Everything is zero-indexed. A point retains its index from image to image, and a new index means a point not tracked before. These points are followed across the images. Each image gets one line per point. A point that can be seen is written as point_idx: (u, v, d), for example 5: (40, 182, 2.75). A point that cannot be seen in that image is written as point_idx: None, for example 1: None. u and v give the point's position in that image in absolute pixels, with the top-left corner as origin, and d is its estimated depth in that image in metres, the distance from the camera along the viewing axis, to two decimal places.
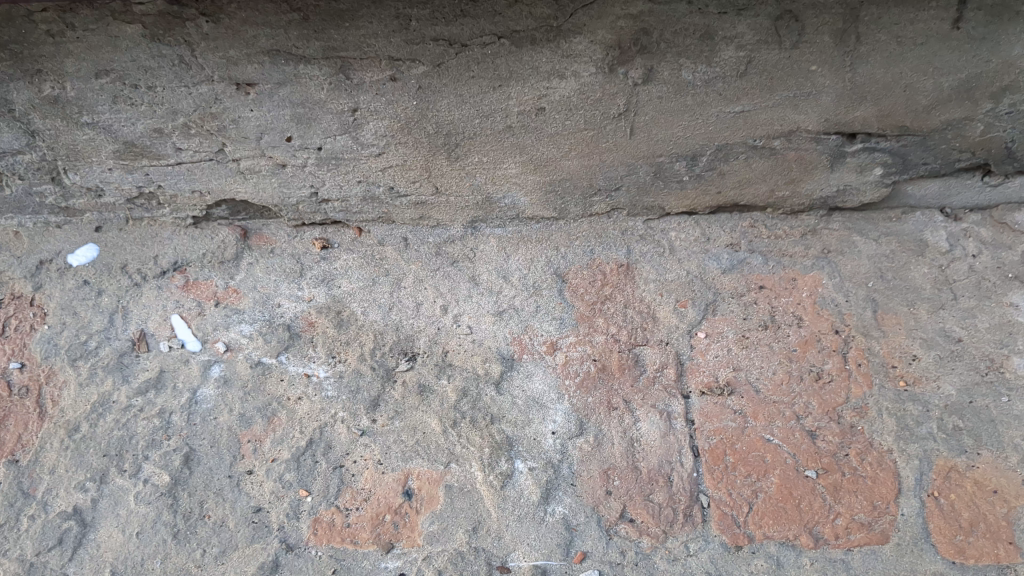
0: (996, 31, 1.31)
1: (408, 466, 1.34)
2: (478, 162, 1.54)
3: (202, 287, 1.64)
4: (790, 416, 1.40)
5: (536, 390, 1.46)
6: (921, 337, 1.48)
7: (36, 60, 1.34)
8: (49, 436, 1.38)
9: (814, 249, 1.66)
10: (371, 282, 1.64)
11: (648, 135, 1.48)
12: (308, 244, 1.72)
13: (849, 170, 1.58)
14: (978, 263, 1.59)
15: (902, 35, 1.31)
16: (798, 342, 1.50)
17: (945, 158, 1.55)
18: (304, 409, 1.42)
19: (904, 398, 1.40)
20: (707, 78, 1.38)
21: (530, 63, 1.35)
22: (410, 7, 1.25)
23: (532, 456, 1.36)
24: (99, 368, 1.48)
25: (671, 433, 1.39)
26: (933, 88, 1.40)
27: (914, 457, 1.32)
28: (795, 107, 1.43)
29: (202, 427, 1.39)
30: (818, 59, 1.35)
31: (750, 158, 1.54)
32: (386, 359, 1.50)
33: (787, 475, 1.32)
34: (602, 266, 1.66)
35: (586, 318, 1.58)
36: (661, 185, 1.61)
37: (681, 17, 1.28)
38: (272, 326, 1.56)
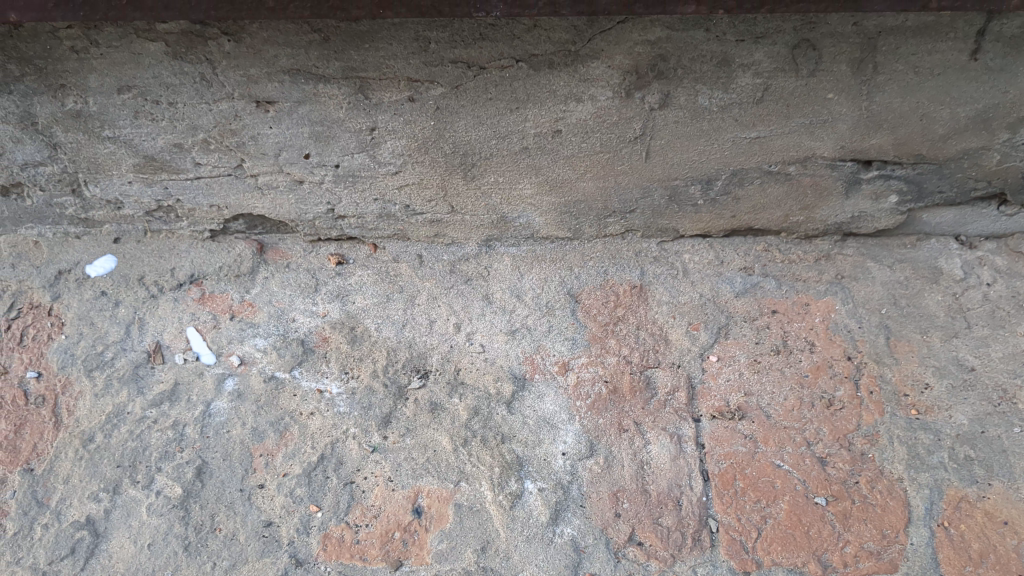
0: (1014, 62, 1.31)
1: (419, 484, 1.35)
2: (494, 182, 1.55)
3: (217, 300, 1.65)
4: (801, 442, 1.40)
5: (547, 411, 1.47)
6: (934, 365, 1.48)
7: (60, 75, 1.36)
8: (64, 446, 1.39)
9: (828, 274, 1.66)
10: (385, 299, 1.65)
11: (663, 159, 1.49)
12: (323, 259, 1.73)
13: (864, 197, 1.58)
14: (993, 292, 1.59)
15: (919, 65, 1.31)
16: (810, 367, 1.50)
17: (961, 187, 1.55)
18: (316, 424, 1.43)
19: (915, 426, 1.39)
20: (723, 104, 1.38)
21: (547, 87, 1.36)
22: (429, 30, 1.27)
23: (542, 477, 1.36)
24: (115, 379, 1.49)
25: (681, 456, 1.39)
26: (950, 117, 1.40)
27: (924, 486, 1.32)
28: (811, 134, 1.43)
29: (215, 440, 1.40)
30: (835, 87, 1.35)
31: (766, 183, 1.55)
32: (399, 376, 1.51)
33: (797, 501, 1.32)
34: (616, 287, 1.67)
35: (598, 338, 1.58)
36: (675, 208, 1.61)
37: (698, 44, 1.28)
38: (286, 340, 1.57)
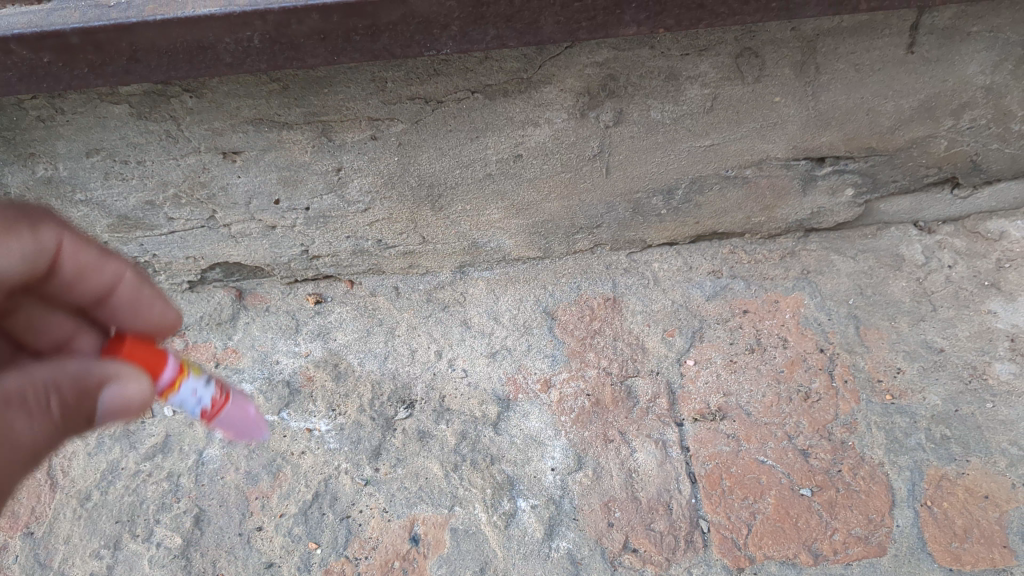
0: (949, 52, 1.36)
1: (413, 512, 1.37)
2: (461, 210, 1.59)
3: (201, 349, 1.68)
4: (782, 436, 1.43)
5: (533, 429, 1.49)
6: (905, 349, 1.52)
7: (28, 144, 1.39)
8: (62, 507, 1.42)
9: (794, 270, 1.69)
10: (365, 332, 1.68)
11: (623, 173, 1.53)
12: (302, 300, 1.76)
13: (821, 192, 1.62)
14: (955, 274, 1.63)
15: (859, 62, 1.36)
16: (785, 362, 1.54)
17: (913, 174, 1.60)
18: (308, 462, 1.46)
19: (891, 411, 1.43)
20: (676, 116, 1.42)
21: (504, 114, 1.39)
22: (385, 70, 1.30)
23: (534, 493, 1.39)
24: (107, 437, 1.52)
25: (668, 460, 1.42)
26: (894, 109, 1.45)
27: (905, 468, 1.36)
28: (763, 137, 1.48)
29: (210, 487, 1.43)
30: (781, 91, 1.39)
31: (724, 188, 1.59)
32: (385, 409, 1.53)
33: (783, 494, 1.35)
34: (590, 301, 1.70)
35: (577, 353, 1.61)
36: (640, 219, 1.65)
37: (645, 62, 1.33)
38: (272, 383, 1.60)
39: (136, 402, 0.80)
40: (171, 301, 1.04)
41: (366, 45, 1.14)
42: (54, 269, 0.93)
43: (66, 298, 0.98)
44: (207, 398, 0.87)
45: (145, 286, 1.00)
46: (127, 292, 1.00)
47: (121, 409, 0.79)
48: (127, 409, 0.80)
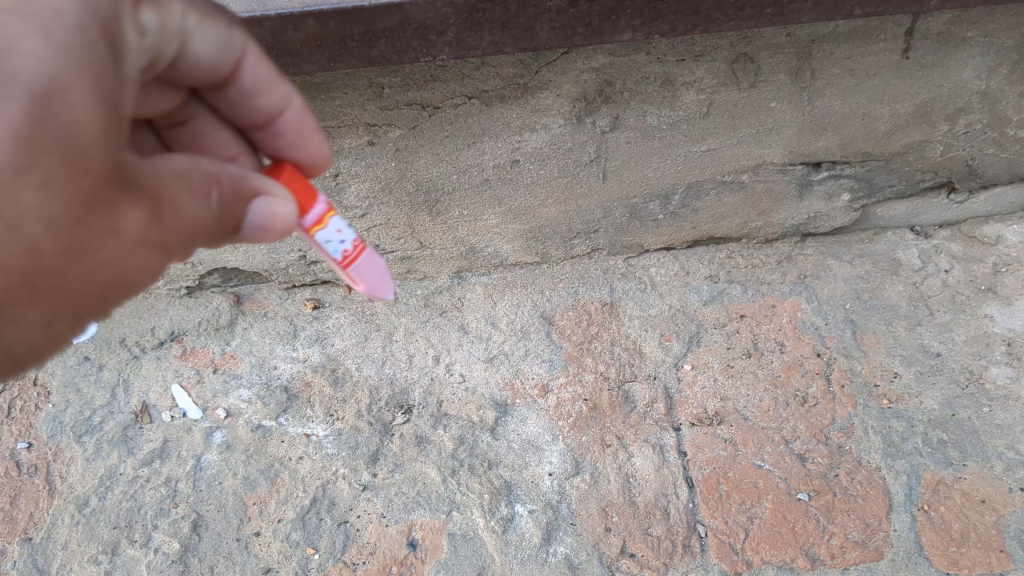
0: (944, 57, 1.36)
1: (411, 517, 1.37)
2: (459, 215, 1.59)
3: (199, 355, 1.68)
4: (779, 440, 1.43)
5: (530, 434, 1.49)
6: (902, 354, 1.52)
7: None
8: (60, 513, 1.42)
9: (791, 275, 1.70)
10: (363, 338, 1.68)
11: (620, 179, 1.54)
12: (300, 305, 1.76)
13: (818, 198, 1.63)
14: (951, 278, 1.64)
15: (855, 67, 1.36)
16: (782, 367, 1.54)
17: (909, 179, 1.61)
18: (306, 467, 1.46)
19: (888, 415, 1.43)
20: (672, 122, 1.43)
21: (501, 120, 1.40)
22: (382, 76, 1.31)
23: (531, 498, 1.39)
24: (105, 443, 1.52)
25: (665, 465, 1.43)
26: (890, 114, 1.45)
27: (902, 472, 1.36)
28: (758, 142, 1.48)
29: (208, 493, 1.43)
30: (776, 96, 1.40)
31: (721, 193, 1.59)
32: (383, 414, 1.53)
33: (780, 499, 1.35)
34: (587, 306, 1.70)
35: (575, 358, 1.61)
36: (637, 224, 1.66)
37: (641, 67, 1.33)
38: (269, 389, 1.60)
39: (282, 222, 0.85)
40: (325, 138, 1.09)
41: (363, 51, 1.14)
42: (237, 81, 0.98)
43: (233, 114, 1.05)
44: (348, 241, 0.95)
45: (308, 116, 1.06)
46: (294, 122, 1.05)
47: (267, 222, 0.84)
48: (273, 226, 0.84)
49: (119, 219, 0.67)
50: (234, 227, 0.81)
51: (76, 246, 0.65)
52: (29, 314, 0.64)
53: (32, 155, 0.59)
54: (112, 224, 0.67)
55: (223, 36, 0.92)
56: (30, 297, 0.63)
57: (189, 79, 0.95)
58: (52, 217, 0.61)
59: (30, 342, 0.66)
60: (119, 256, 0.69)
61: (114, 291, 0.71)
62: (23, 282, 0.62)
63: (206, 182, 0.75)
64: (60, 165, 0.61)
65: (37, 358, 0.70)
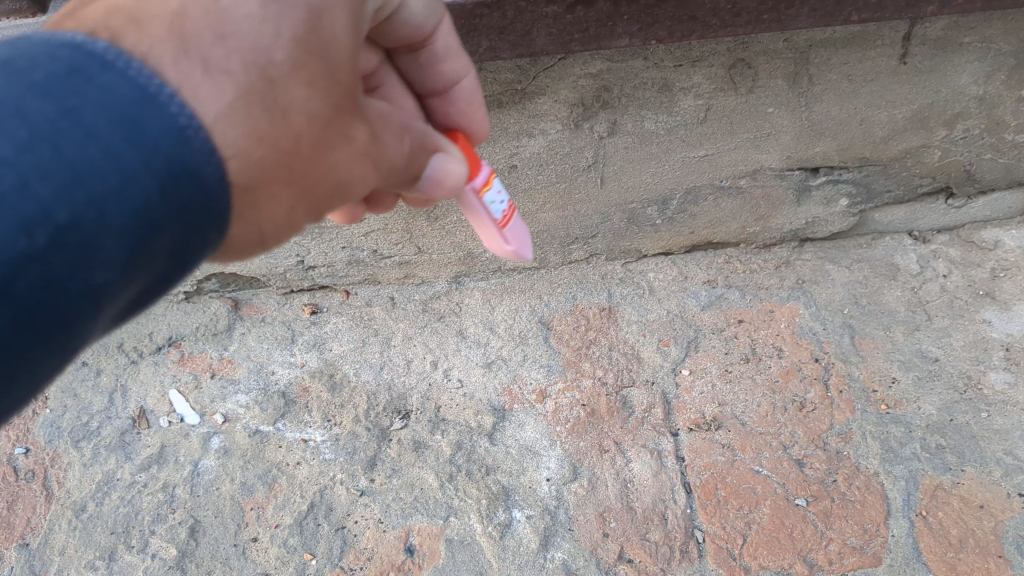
0: (942, 63, 1.36)
1: (409, 523, 1.37)
2: (457, 220, 1.61)
3: (197, 360, 1.68)
4: (777, 446, 1.43)
5: (528, 439, 1.49)
6: (900, 359, 1.52)
7: None
8: (57, 518, 1.42)
9: (789, 280, 1.69)
10: (361, 343, 1.68)
11: (618, 184, 1.54)
12: (297, 310, 1.76)
13: (816, 203, 1.63)
14: (950, 283, 1.63)
15: (852, 72, 1.36)
16: (780, 372, 1.54)
17: (907, 184, 1.61)
18: (304, 473, 1.46)
19: (886, 420, 1.43)
20: (670, 127, 1.43)
21: (498, 125, 1.40)
22: None
23: (529, 504, 1.39)
24: (102, 448, 1.52)
25: (663, 471, 1.42)
26: (887, 119, 1.45)
27: (900, 478, 1.36)
28: (756, 147, 1.48)
29: (205, 498, 1.43)
30: (774, 102, 1.40)
31: (719, 199, 1.59)
32: (381, 419, 1.53)
33: (778, 504, 1.35)
34: (585, 311, 1.70)
35: (573, 363, 1.61)
36: (635, 229, 1.66)
37: (638, 72, 1.34)
38: (267, 394, 1.59)
39: (452, 179, 0.89)
40: (486, 111, 1.14)
41: None
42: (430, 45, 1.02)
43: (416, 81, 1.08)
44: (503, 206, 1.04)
45: (477, 88, 1.10)
46: (466, 92, 1.10)
47: (440, 176, 0.88)
48: (444, 181, 0.89)
49: (356, 128, 0.74)
50: (421, 176, 0.86)
51: (328, 142, 0.71)
52: (285, 197, 0.70)
53: (300, 58, 0.68)
54: (348, 134, 0.73)
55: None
56: (289, 180, 0.69)
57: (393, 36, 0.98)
58: (309, 114, 0.69)
59: (277, 227, 0.73)
60: (356, 163, 0.75)
61: (343, 197, 0.77)
62: (288, 164, 0.68)
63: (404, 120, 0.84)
64: (318, 67, 0.69)
65: (272, 243, 0.76)
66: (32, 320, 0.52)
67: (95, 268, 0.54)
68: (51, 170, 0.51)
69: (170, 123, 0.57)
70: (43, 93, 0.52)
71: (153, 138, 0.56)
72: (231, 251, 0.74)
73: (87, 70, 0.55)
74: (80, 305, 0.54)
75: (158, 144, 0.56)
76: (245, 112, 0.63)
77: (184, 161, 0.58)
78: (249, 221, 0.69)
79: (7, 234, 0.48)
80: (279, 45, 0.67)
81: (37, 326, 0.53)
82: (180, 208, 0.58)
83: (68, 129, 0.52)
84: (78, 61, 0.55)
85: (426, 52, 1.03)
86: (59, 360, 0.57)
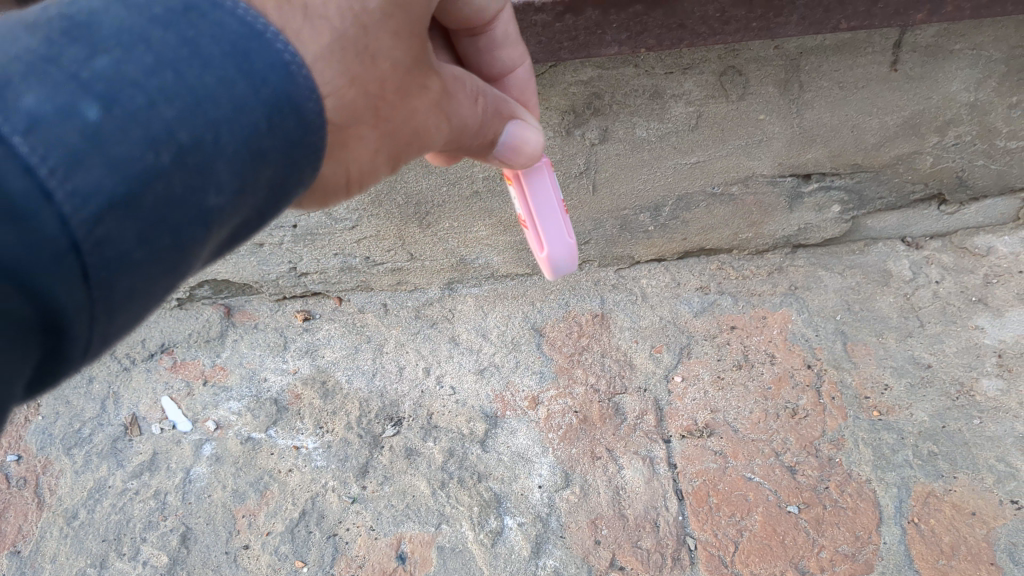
0: (933, 70, 1.36)
1: (400, 530, 1.37)
2: (449, 227, 1.61)
3: (189, 367, 1.68)
4: (769, 453, 1.43)
5: (520, 446, 1.49)
6: (892, 365, 1.52)
7: None
8: (49, 525, 1.42)
9: (781, 286, 1.69)
10: (353, 350, 1.68)
11: (610, 191, 1.54)
12: (290, 317, 1.76)
13: (808, 209, 1.63)
14: (942, 289, 1.63)
15: (843, 79, 1.36)
16: (772, 379, 1.53)
17: (899, 191, 1.61)
18: (295, 480, 1.45)
19: (878, 427, 1.43)
20: (661, 134, 1.43)
21: None
22: None
23: (521, 511, 1.39)
24: (94, 455, 1.52)
25: (655, 478, 1.42)
26: (879, 126, 1.45)
27: (892, 485, 1.35)
28: (748, 154, 1.48)
29: (196, 505, 1.42)
30: (765, 108, 1.40)
31: (711, 205, 1.60)
32: (373, 426, 1.53)
33: (769, 511, 1.35)
34: (578, 318, 1.70)
35: (565, 370, 1.60)
36: (628, 236, 1.66)
37: (629, 80, 1.34)
38: (259, 401, 1.59)
39: (530, 146, 1.03)
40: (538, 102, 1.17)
41: None
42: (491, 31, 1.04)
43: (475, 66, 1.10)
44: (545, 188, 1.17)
45: (531, 78, 1.13)
46: (520, 81, 1.12)
47: (518, 144, 1.02)
48: (521, 148, 1.02)
49: (429, 81, 0.85)
50: (497, 138, 1.00)
51: (408, 89, 0.82)
52: (370, 138, 0.80)
53: (387, 7, 0.78)
54: (425, 84, 0.84)
55: None
56: (374, 121, 0.79)
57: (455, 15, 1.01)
58: (394, 60, 0.79)
59: (360, 168, 0.82)
60: (429, 111, 0.86)
61: (415, 146, 0.87)
62: (376, 106, 0.78)
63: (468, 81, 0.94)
64: (402, 17, 0.79)
65: (354, 188, 0.86)
66: (153, 237, 0.53)
67: (208, 190, 0.57)
68: (175, 93, 0.55)
69: (275, 59, 0.62)
70: (162, 25, 0.57)
71: (260, 72, 0.61)
72: (317, 195, 0.84)
73: (196, 9, 0.59)
74: (195, 227, 0.56)
75: (264, 78, 0.61)
76: (340, 53, 0.73)
77: (289, 94, 0.63)
78: (338, 160, 0.78)
79: (138, 148, 0.52)
80: None
81: (158, 248, 0.54)
82: (284, 140, 0.63)
83: (187, 58, 0.56)
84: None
85: (485, 36, 1.05)
86: (166, 289, 0.58)
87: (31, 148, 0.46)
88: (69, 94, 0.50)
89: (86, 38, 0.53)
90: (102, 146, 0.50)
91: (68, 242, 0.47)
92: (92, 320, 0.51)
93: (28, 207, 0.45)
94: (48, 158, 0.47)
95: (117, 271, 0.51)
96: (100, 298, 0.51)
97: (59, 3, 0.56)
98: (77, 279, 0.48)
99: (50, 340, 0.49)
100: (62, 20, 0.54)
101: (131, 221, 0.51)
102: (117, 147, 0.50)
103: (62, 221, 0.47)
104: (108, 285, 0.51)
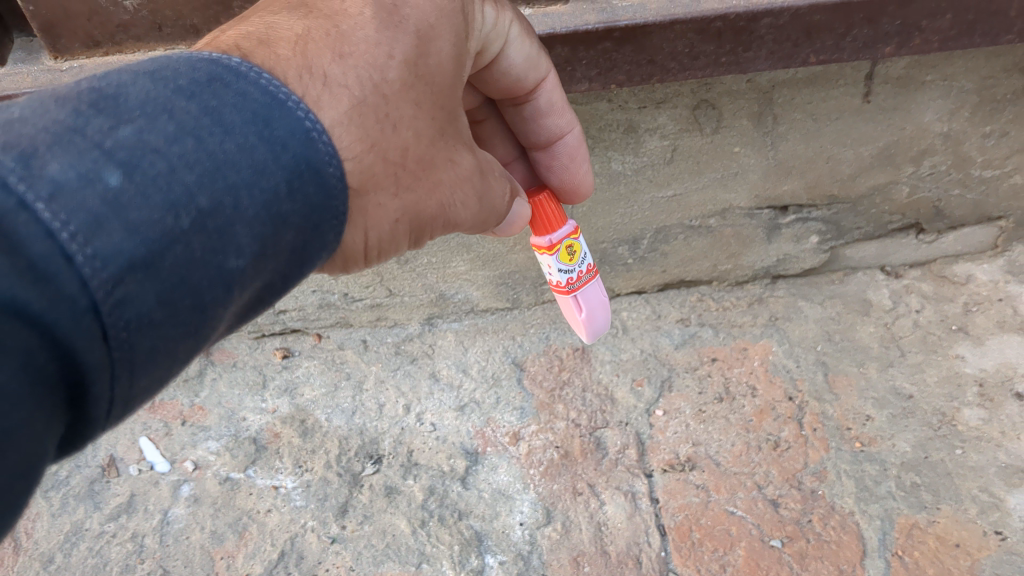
0: (905, 101, 1.37)
1: (380, 570, 1.35)
2: (427, 262, 1.61)
3: (168, 407, 1.66)
4: (752, 485, 1.42)
5: (500, 483, 1.48)
6: (874, 396, 1.51)
7: None
8: (25, 570, 1.40)
9: (761, 318, 1.68)
10: (332, 388, 1.67)
11: (587, 226, 1.54)
12: (269, 355, 1.74)
13: (786, 240, 1.62)
14: (922, 318, 1.63)
15: (816, 111, 1.37)
16: (754, 411, 1.52)
17: (877, 221, 1.61)
18: (273, 520, 1.44)
19: (860, 459, 1.42)
20: (636, 168, 1.43)
21: None
22: None
23: (501, 549, 1.37)
24: (71, 498, 1.50)
25: (637, 513, 1.41)
26: (854, 157, 1.46)
27: (876, 517, 1.34)
28: (725, 186, 1.49)
29: (175, 548, 1.41)
30: (740, 141, 1.40)
31: (690, 238, 1.59)
32: (352, 464, 1.52)
33: (753, 546, 1.33)
34: (559, 352, 1.69)
35: (546, 405, 1.59)
36: (607, 269, 1.65)
37: (603, 115, 1.34)
38: (237, 440, 1.58)
39: (518, 220, 1.13)
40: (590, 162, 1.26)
41: None
42: (535, 100, 1.14)
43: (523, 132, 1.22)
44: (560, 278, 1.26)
45: (582, 143, 1.22)
46: (570, 146, 1.22)
47: (515, 218, 1.12)
48: (514, 222, 1.13)
49: (452, 154, 0.94)
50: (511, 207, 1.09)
51: (430, 158, 0.91)
52: (389, 206, 0.89)
53: (409, 79, 0.87)
54: (450, 156, 0.94)
55: (532, 52, 1.07)
56: (393, 189, 0.88)
57: (495, 86, 1.13)
58: (416, 131, 0.88)
59: (382, 236, 0.91)
60: (451, 182, 0.95)
61: (438, 217, 0.96)
62: (397, 173, 0.88)
63: (490, 157, 1.03)
64: (422, 89, 0.89)
65: (375, 257, 0.94)
66: (172, 297, 0.62)
67: (228, 254, 0.67)
68: (195, 159, 0.66)
69: (295, 126, 0.74)
70: (186, 96, 0.69)
71: (279, 137, 0.72)
72: (344, 263, 0.92)
73: (220, 80, 0.72)
74: (215, 286, 0.66)
75: (283, 143, 0.72)
76: (359, 119, 0.82)
77: (308, 158, 0.74)
78: (359, 228, 0.87)
79: (159, 211, 0.62)
80: (390, 65, 0.86)
81: (180, 311, 0.63)
82: (305, 204, 0.74)
83: (208, 125, 0.68)
84: (213, 74, 0.72)
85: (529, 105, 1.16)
86: (191, 348, 0.66)
87: (53, 215, 0.55)
88: (94, 162, 0.60)
89: (115, 110, 0.65)
90: (123, 211, 0.59)
91: (87, 301, 0.55)
92: (116, 377, 0.59)
93: (50, 268, 0.54)
94: (70, 224, 0.55)
95: (139, 328, 0.59)
96: (123, 357, 0.58)
97: (95, 79, 0.69)
98: (98, 336, 0.56)
99: (79, 393, 0.57)
100: (94, 93, 0.66)
101: (148, 283, 0.60)
102: (136, 212, 0.60)
103: (82, 282, 0.55)
104: (131, 342, 0.59)
